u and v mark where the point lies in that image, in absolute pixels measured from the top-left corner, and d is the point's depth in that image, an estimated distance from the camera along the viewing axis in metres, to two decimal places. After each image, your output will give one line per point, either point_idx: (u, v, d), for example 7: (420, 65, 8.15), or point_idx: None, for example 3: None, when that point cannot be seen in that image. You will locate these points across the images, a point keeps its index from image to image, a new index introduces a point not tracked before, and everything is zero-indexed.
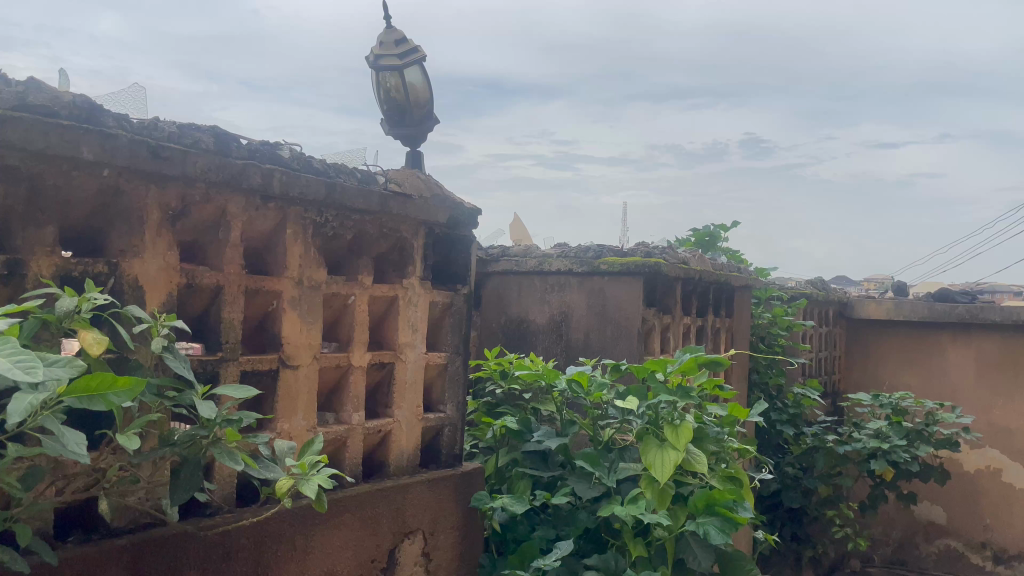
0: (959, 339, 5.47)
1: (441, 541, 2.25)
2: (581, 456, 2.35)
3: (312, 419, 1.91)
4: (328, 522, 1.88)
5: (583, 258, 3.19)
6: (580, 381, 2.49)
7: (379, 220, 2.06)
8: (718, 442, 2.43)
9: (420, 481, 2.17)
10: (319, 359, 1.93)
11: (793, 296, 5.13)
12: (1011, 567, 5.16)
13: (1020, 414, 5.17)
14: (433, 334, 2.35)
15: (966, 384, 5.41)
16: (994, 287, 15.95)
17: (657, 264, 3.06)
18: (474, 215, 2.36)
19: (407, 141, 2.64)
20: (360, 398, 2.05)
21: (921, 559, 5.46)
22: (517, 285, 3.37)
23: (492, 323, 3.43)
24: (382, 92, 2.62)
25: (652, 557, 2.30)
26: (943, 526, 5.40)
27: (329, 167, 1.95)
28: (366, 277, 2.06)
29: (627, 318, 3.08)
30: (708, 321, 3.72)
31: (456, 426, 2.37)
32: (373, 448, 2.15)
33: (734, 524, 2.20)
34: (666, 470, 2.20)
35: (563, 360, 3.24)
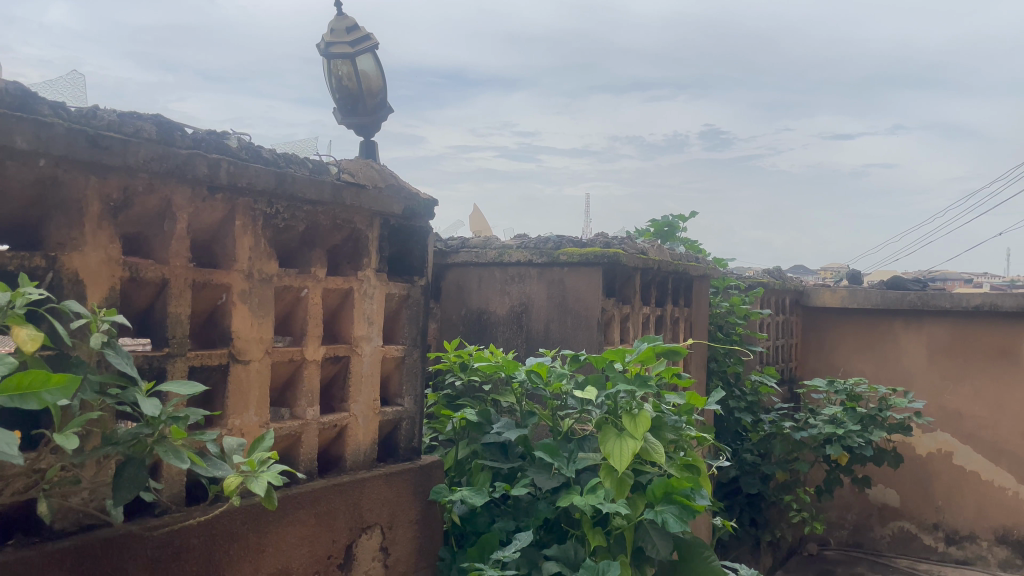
0: (911, 326, 5.59)
1: (400, 536, 2.22)
2: (541, 447, 2.34)
3: (264, 414, 1.87)
4: (282, 519, 1.84)
5: (542, 249, 3.19)
6: (539, 371, 2.48)
7: (332, 211, 2.02)
8: (676, 431, 2.45)
9: (377, 476, 2.14)
10: (271, 353, 1.89)
11: (751, 285, 5.19)
12: (963, 547, 5.28)
13: (970, 398, 5.31)
14: (390, 327, 2.32)
15: (918, 370, 5.54)
16: (943, 277, 16.46)
17: (616, 254, 3.06)
18: (430, 205, 2.33)
19: (361, 130, 2.59)
20: (315, 393, 2.02)
21: (875, 541, 5.58)
22: (476, 276, 3.35)
23: (452, 315, 3.41)
24: (334, 80, 2.57)
25: (612, 546, 2.30)
26: (896, 508, 5.53)
27: (279, 157, 1.91)
28: (320, 270, 2.02)
29: (587, 308, 3.08)
30: (667, 310, 3.74)
31: (414, 419, 2.34)
32: (329, 444, 2.11)
33: (692, 512, 2.21)
34: (624, 459, 2.20)
35: (523, 351, 3.23)
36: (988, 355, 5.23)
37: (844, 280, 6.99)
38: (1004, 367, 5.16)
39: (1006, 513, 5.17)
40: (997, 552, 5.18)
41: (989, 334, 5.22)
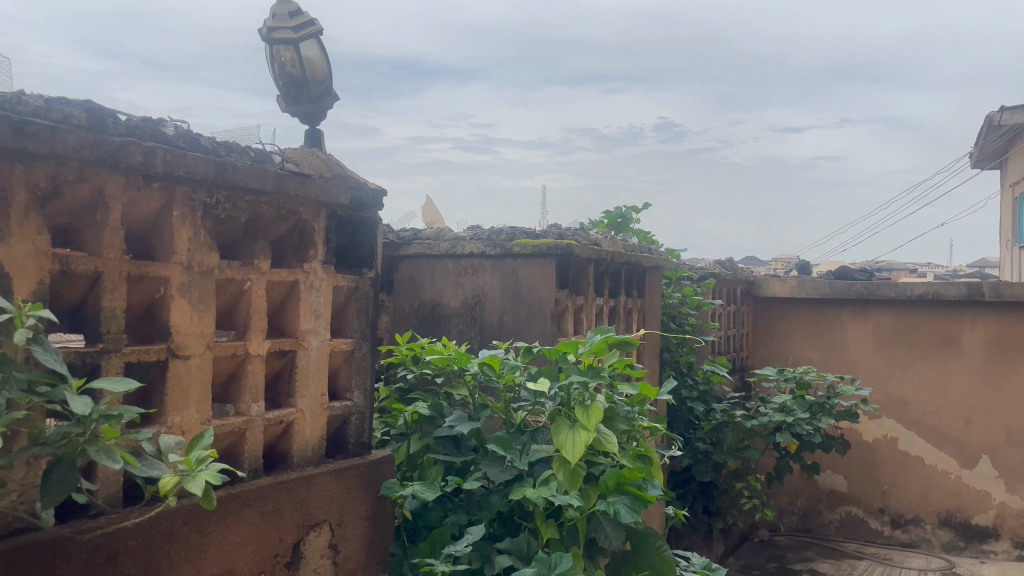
0: (858, 315, 5.71)
1: (350, 532, 2.18)
2: (493, 440, 2.32)
3: (206, 411, 1.81)
4: (225, 518, 1.79)
5: (495, 240, 3.16)
6: (491, 364, 2.46)
7: (276, 201, 1.96)
8: (628, 421, 2.45)
9: (326, 472, 2.10)
10: (213, 347, 1.84)
11: (703, 275, 5.24)
12: (908, 530, 5.45)
13: (915, 386, 5.47)
14: (338, 320, 2.27)
15: (865, 357, 5.66)
16: (887, 266, 16.93)
17: (569, 246, 3.05)
18: (379, 196, 2.28)
19: (306, 118, 2.52)
20: (259, 388, 1.96)
21: (824, 526, 5.70)
22: (429, 268, 3.31)
23: (404, 307, 3.36)
24: (277, 67, 2.49)
25: (564, 538, 2.29)
26: (844, 494, 5.65)
27: (218, 145, 1.84)
28: (263, 262, 1.97)
29: (540, 300, 3.06)
30: (620, 301, 3.76)
31: (363, 414, 2.30)
32: (275, 440, 2.06)
33: (643, 503, 2.22)
34: (578, 450, 2.20)
35: (477, 344, 3.21)
36: (932, 343, 5.42)
37: (794, 269, 7.08)
38: (947, 354, 5.37)
39: (948, 497, 5.36)
40: (941, 534, 5.36)
41: (932, 322, 5.42)
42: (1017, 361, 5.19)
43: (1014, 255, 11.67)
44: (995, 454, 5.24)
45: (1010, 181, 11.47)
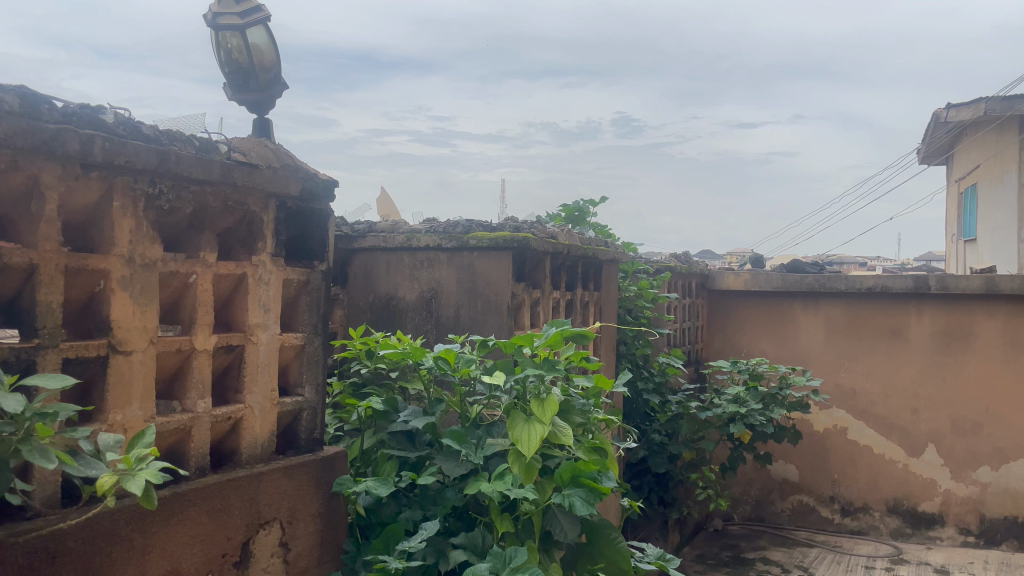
0: (810, 307, 5.81)
1: (301, 530, 2.14)
2: (448, 434, 2.29)
3: (149, 408, 1.76)
4: (170, 518, 1.74)
5: (451, 233, 3.13)
6: (447, 358, 2.43)
7: (222, 191, 1.91)
8: (584, 414, 2.45)
9: (275, 469, 2.05)
10: (156, 343, 1.78)
11: (658, 269, 5.27)
12: (857, 518, 5.58)
13: (864, 376, 5.59)
14: (289, 314, 2.22)
15: (816, 349, 5.76)
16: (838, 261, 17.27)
17: (525, 239, 3.04)
18: (330, 186, 2.24)
19: (253, 107, 2.46)
20: (206, 384, 1.91)
21: (776, 514, 5.79)
22: (384, 261, 3.27)
23: (359, 301, 3.32)
24: (223, 53, 2.43)
25: (520, 531, 2.28)
26: (796, 483, 5.75)
27: (161, 134, 1.78)
28: (209, 254, 1.91)
29: (496, 293, 3.04)
30: (577, 295, 3.76)
31: (315, 409, 2.26)
32: (223, 437, 2.01)
33: (599, 495, 2.22)
34: (533, 444, 2.18)
35: (432, 337, 3.18)
36: (880, 334, 5.55)
37: (747, 263, 7.17)
38: (894, 346, 5.51)
39: (896, 485, 5.49)
40: (888, 522, 5.50)
41: (881, 315, 5.55)
42: (961, 352, 5.34)
43: (959, 248, 12.01)
44: (940, 442, 5.39)
45: (956, 177, 11.80)
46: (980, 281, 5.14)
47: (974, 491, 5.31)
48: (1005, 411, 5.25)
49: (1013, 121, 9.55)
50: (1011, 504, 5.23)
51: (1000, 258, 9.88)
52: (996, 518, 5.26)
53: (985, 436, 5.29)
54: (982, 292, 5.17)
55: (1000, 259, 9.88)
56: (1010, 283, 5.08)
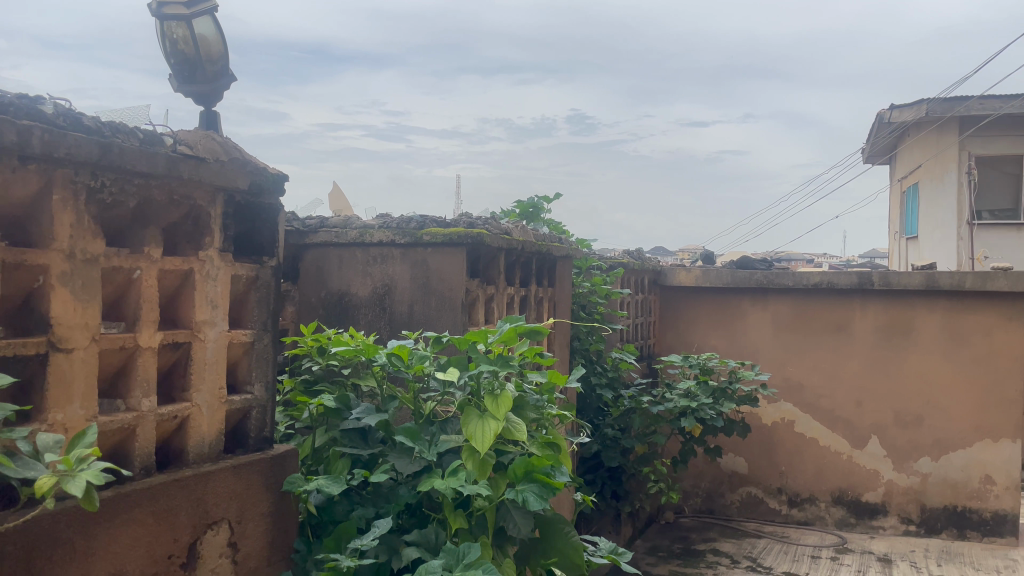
0: (758, 303, 5.92)
1: (250, 530, 2.11)
2: (401, 431, 2.27)
3: (91, 407, 1.71)
4: (113, 520, 1.70)
5: (405, 229, 3.11)
6: (400, 354, 2.40)
7: (167, 185, 1.87)
8: (537, 409, 2.46)
9: (223, 468, 2.02)
10: (99, 340, 1.73)
11: (611, 265, 5.32)
12: (804, 509, 5.71)
13: (811, 370, 5.73)
14: (237, 310, 2.18)
15: (765, 344, 5.88)
16: (785, 259, 17.63)
17: (480, 235, 3.03)
18: (279, 180, 2.20)
19: (200, 99, 2.41)
20: (151, 382, 1.87)
21: (726, 506, 5.89)
22: (336, 257, 3.23)
23: (311, 297, 3.27)
24: (168, 44, 2.37)
25: (473, 527, 2.28)
26: (745, 475, 5.85)
27: (103, 125, 1.74)
28: (154, 249, 1.87)
29: (450, 289, 3.03)
30: (531, 291, 3.77)
31: (264, 407, 2.22)
32: (169, 436, 1.97)
33: (552, 490, 2.23)
34: (487, 440, 2.18)
35: (386, 334, 3.16)
36: (826, 329, 5.69)
37: (699, 260, 7.28)
38: (839, 340, 5.66)
39: (841, 476, 5.64)
40: (834, 512, 5.64)
41: (826, 310, 5.70)
42: (903, 346, 5.51)
43: (901, 246, 12.38)
44: (883, 434, 5.54)
45: (898, 176, 12.14)
46: (921, 278, 5.32)
47: (915, 482, 5.48)
48: (945, 404, 5.42)
49: (953, 122, 9.86)
50: (950, 493, 5.40)
51: (941, 255, 10.23)
52: (936, 507, 5.43)
53: (926, 428, 5.46)
54: (922, 288, 5.37)
55: (941, 256, 10.19)
56: (949, 279, 5.28)
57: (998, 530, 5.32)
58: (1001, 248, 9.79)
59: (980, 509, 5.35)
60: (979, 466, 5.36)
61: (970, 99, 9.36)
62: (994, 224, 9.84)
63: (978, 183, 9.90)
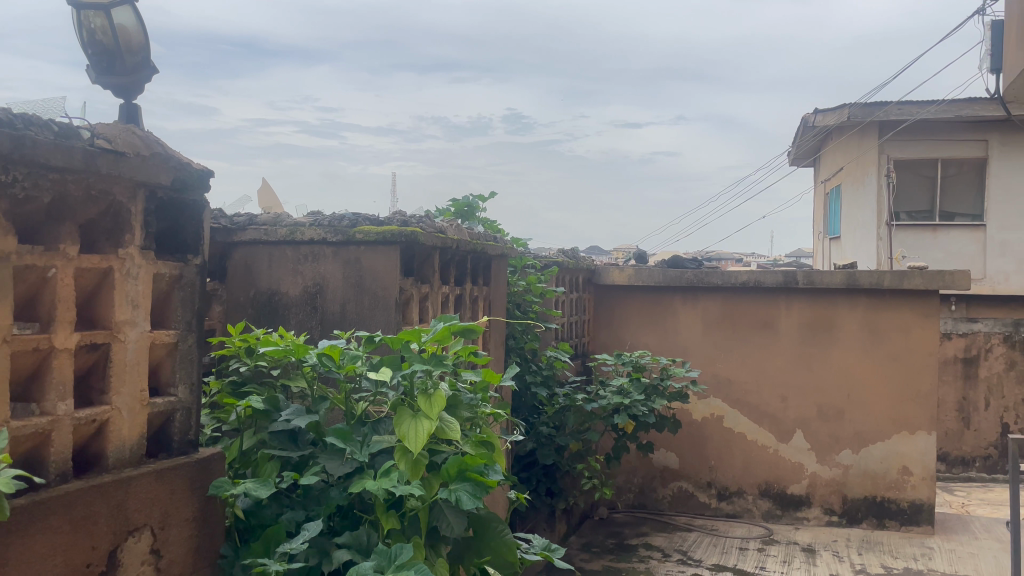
0: (688, 302, 6.05)
1: (174, 536, 2.04)
2: (332, 432, 2.24)
3: (3, 412, 1.63)
4: (27, 529, 1.63)
5: (336, 227, 3.07)
6: (331, 354, 2.36)
7: (85, 180, 1.81)
8: (471, 408, 2.46)
9: (145, 474, 1.95)
10: (11, 341, 1.66)
11: (546, 264, 5.36)
12: (732, 502, 5.85)
13: (739, 367, 5.88)
14: (160, 310, 2.11)
15: (695, 342, 6.01)
16: (713, 256, 18.01)
17: (414, 233, 3.00)
18: (205, 176, 2.15)
19: (119, 92, 2.31)
20: (67, 385, 1.80)
21: (658, 501, 5.99)
22: (266, 255, 3.16)
23: (239, 297, 3.20)
24: (86, 33, 2.28)
25: (406, 528, 2.26)
26: (676, 470, 5.97)
27: (15, 117, 1.66)
28: (71, 247, 1.80)
29: (383, 289, 3.00)
30: (466, 289, 3.76)
31: (189, 410, 2.16)
32: (86, 441, 1.89)
33: (485, 488, 2.23)
34: (420, 440, 2.17)
35: (317, 334, 3.11)
36: (754, 327, 5.86)
37: (632, 259, 7.37)
38: (766, 338, 5.83)
39: (767, 470, 5.80)
40: (760, 504, 5.80)
41: (753, 308, 5.87)
42: (825, 343, 5.71)
43: (824, 246, 12.81)
44: (807, 428, 5.73)
45: (822, 178, 12.57)
46: (842, 276, 5.54)
47: (837, 473, 5.68)
48: (865, 398, 5.64)
49: (873, 127, 10.25)
50: (871, 484, 5.62)
51: (862, 255, 10.62)
52: (857, 498, 5.64)
53: (847, 421, 5.67)
54: (844, 286, 5.59)
55: (862, 256, 10.59)
56: (869, 278, 5.50)
57: (915, 519, 5.55)
58: (917, 248, 10.24)
59: (899, 499, 5.58)
60: (897, 457, 5.59)
61: (888, 105, 9.79)
62: (911, 224, 10.28)
63: (896, 185, 10.31)
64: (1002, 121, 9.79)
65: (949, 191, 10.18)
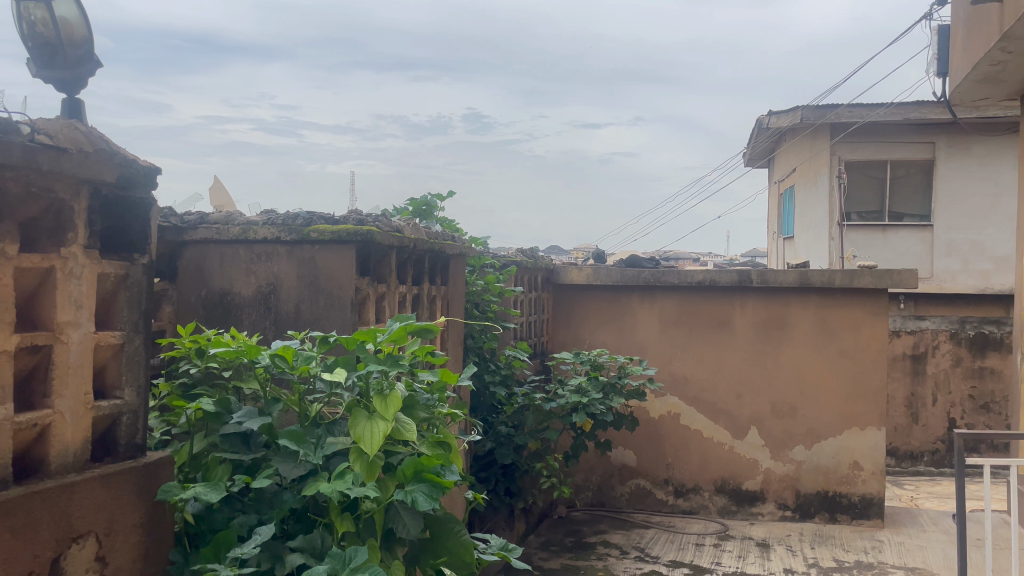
0: (645, 300, 6.10)
1: (120, 542, 1.99)
2: (285, 434, 2.20)
3: None
4: None
5: (290, 225, 3.02)
6: (284, 355, 2.32)
7: (24, 176, 1.75)
8: (428, 409, 2.43)
9: (90, 478, 1.90)
10: None
11: (505, 263, 5.35)
12: (689, 498, 5.91)
13: (695, 365, 5.95)
14: (105, 311, 2.05)
15: (652, 341, 6.06)
16: (671, 254, 18.20)
17: (370, 232, 2.97)
18: (152, 173, 2.10)
19: (59, 86, 2.23)
20: (7, 389, 1.74)
21: (616, 499, 6.03)
22: (218, 254, 3.10)
23: (190, 296, 3.13)
24: (26, 27, 2.22)
25: (361, 530, 2.23)
26: (634, 467, 6.01)
27: None
28: (10, 246, 1.74)
29: (339, 288, 2.96)
30: (423, 289, 3.73)
31: (136, 413, 2.10)
32: (26, 446, 1.83)
33: (442, 489, 2.22)
34: (375, 441, 2.14)
35: (271, 334, 3.06)
36: (709, 326, 5.94)
37: (590, 258, 7.40)
38: (721, 336, 5.91)
39: (723, 466, 5.88)
40: (716, 500, 5.87)
41: (709, 307, 5.95)
42: (778, 341, 5.81)
43: (778, 245, 13.03)
44: (761, 425, 5.82)
45: (776, 178, 12.78)
46: (795, 275, 5.64)
47: (791, 469, 5.78)
48: (818, 395, 5.74)
49: (825, 129, 10.46)
50: (822, 479, 5.72)
51: (814, 255, 10.83)
52: (809, 493, 5.75)
53: (800, 418, 5.77)
54: (797, 285, 5.69)
55: (814, 255, 10.79)
56: (821, 277, 5.61)
57: (866, 513, 5.66)
58: (867, 248, 10.47)
59: (850, 493, 5.69)
60: (848, 452, 5.70)
61: (840, 107, 10.04)
62: (861, 225, 10.51)
63: (847, 187, 10.54)
64: (948, 124, 10.06)
65: (897, 191, 10.43)
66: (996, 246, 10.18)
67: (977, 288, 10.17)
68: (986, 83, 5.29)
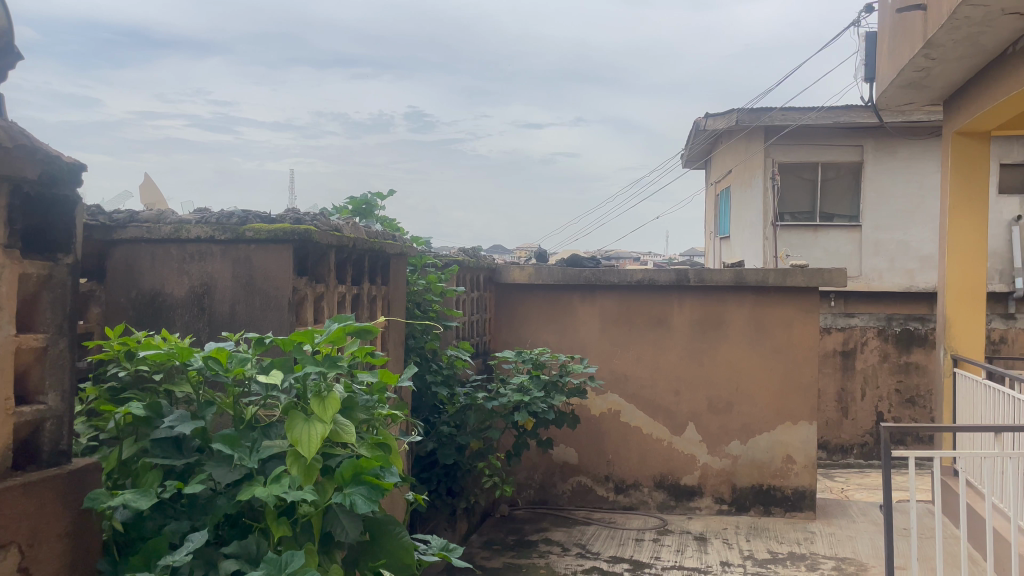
0: (586, 299, 6.16)
1: (45, 553, 1.91)
2: (219, 438, 2.15)
3: None
4: None
5: (225, 224, 2.95)
6: (218, 357, 2.27)
7: None
8: (367, 410, 2.40)
9: (11, 488, 1.82)
10: None
11: (446, 263, 5.32)
12: (629, 494, 5.99)
13: (635, 362, 6.03)
14: (26, 313, 1.97)
15: (593, 339, 6.12)
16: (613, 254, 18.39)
17: (308, 231, 2.93)
18: (76, 170, 2.03)
19: None
20: None
21: (558, 496, 6.07)
22: (149, 254, 3.01)
23: (119, 297, 3.03)
24: None
25: (298, 535, 2.19)
26: (575, 465, 6.06)
27: None
28: None
29: (276, 289, 2.91)
30: (363, 289, 3.69)
31: (60, 419, 2.03)
32: None
33: (380, 491, 2.20)
34: (313, 444, 2.11)
35: (205, 335, 2.98)
36: (648, 324, 6.03)
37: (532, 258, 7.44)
38: (660, 334, 6.01)
39: (662, 462, 5.97)
40: (655, 496, 5.96)
41: (647, 306, 6.04)
42: (715, 338, 5.94)
43: (715, 245, 13.30)
44: (698, 421, 5.94)
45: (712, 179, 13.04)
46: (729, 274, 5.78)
47: (727, 464, 5.91)
48: (752, 391, 5.88)
49: (759, 131, 10.73)
50: (757, 473, 5.87)
51: (750, 254, 11.10)
52: (745, 487, 5.88)
53: (736, 413, 5.90)
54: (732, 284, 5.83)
55: (750, 255, 11.05)
56: (755, 275, 5.76)
57: (798, 505, 5.83)
58: (799, 247, 10.76)
59: (783, 486, 5.84)
60: (782, 447, 5.85)
61: (773, 110, 10.31)
62: (795, 225, 10.79)
63: (781, 188, 10.82)
64: (875, 128, 10.43)
65: (828, 193, 10.76)
66: (921, 246, 10.58)
67: (903, 287, 10.55)
68: (910, 88, 5.49)
